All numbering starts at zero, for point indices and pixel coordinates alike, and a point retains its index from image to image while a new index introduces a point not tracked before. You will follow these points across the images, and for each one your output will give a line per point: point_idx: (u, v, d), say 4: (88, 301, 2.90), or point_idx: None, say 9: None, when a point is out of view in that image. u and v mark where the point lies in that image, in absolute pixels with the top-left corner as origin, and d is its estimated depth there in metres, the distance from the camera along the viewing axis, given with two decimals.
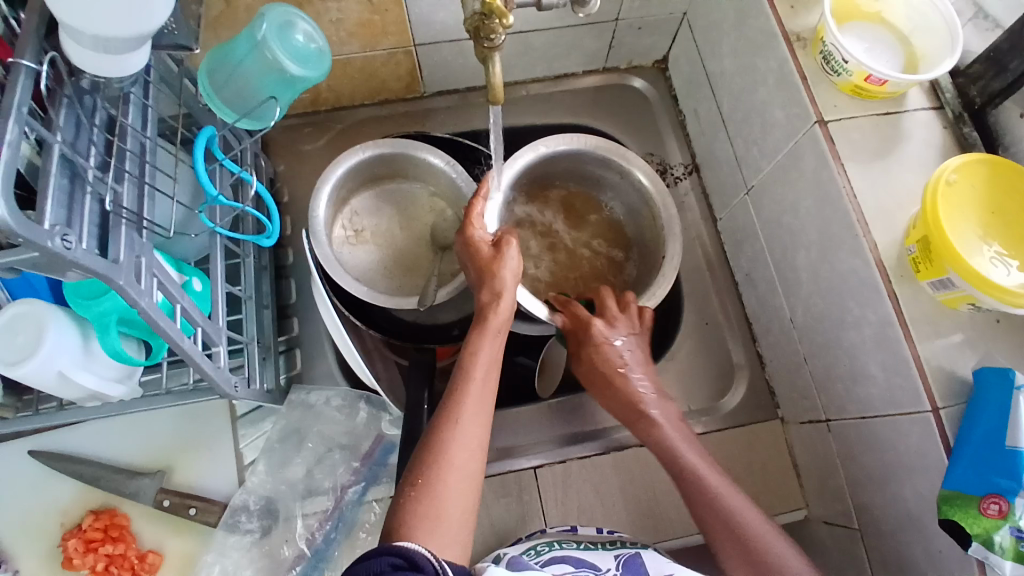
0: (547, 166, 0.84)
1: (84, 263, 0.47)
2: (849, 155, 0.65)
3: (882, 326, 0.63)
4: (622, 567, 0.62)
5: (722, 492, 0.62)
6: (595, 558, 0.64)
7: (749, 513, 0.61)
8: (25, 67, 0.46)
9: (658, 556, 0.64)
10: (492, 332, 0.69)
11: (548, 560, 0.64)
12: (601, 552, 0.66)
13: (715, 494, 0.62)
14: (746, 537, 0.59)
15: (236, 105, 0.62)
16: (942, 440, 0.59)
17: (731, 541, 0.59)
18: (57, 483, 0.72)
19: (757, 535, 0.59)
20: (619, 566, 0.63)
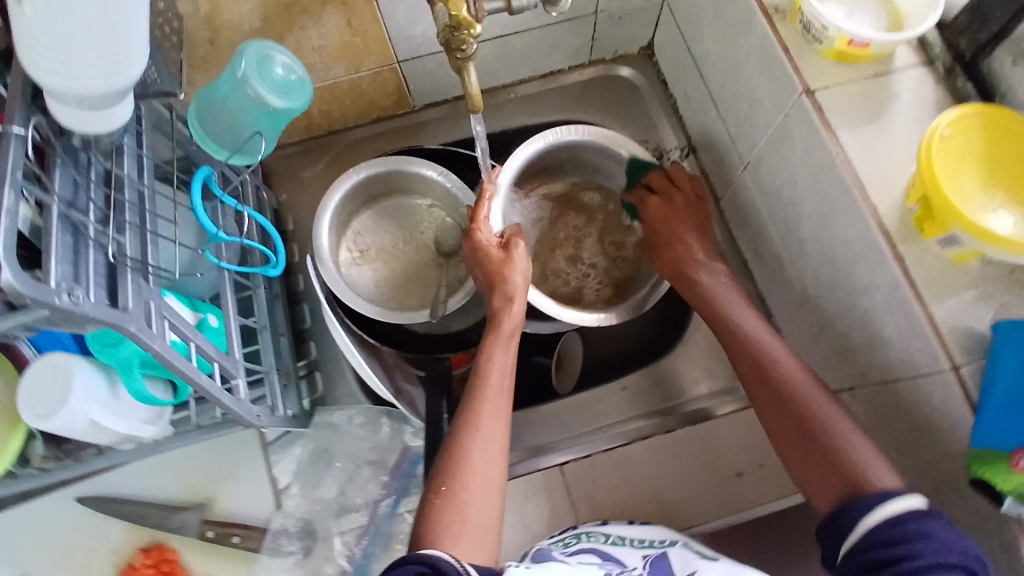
0: (545, 158, 0.83)
1: (95, 315, 0.49)
2: (840, 120, 0.63)
3: (891, 290, 0.62)
4: (649, 566, 0.62)
5: (792, 373, 0.63)
6: (623, 554, 0.65)
7: (812, 390, 0.62)
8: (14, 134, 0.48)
9: (687, 555, 0.63)
10: (505, 338, 0.70)
11: (575, 551, 0.65)
12: (629, 549, 0.66)
13: (786, 378, 0.63)
14: (803, 411, 0.61)
15: (226, 140, 0.64)
16: (966, 397, 0.57)
17: (786, 415, 0.61)
18: (104, 526, 0.75)
19: (814, 411, 0.60)
20: (645, 566, 0.62)
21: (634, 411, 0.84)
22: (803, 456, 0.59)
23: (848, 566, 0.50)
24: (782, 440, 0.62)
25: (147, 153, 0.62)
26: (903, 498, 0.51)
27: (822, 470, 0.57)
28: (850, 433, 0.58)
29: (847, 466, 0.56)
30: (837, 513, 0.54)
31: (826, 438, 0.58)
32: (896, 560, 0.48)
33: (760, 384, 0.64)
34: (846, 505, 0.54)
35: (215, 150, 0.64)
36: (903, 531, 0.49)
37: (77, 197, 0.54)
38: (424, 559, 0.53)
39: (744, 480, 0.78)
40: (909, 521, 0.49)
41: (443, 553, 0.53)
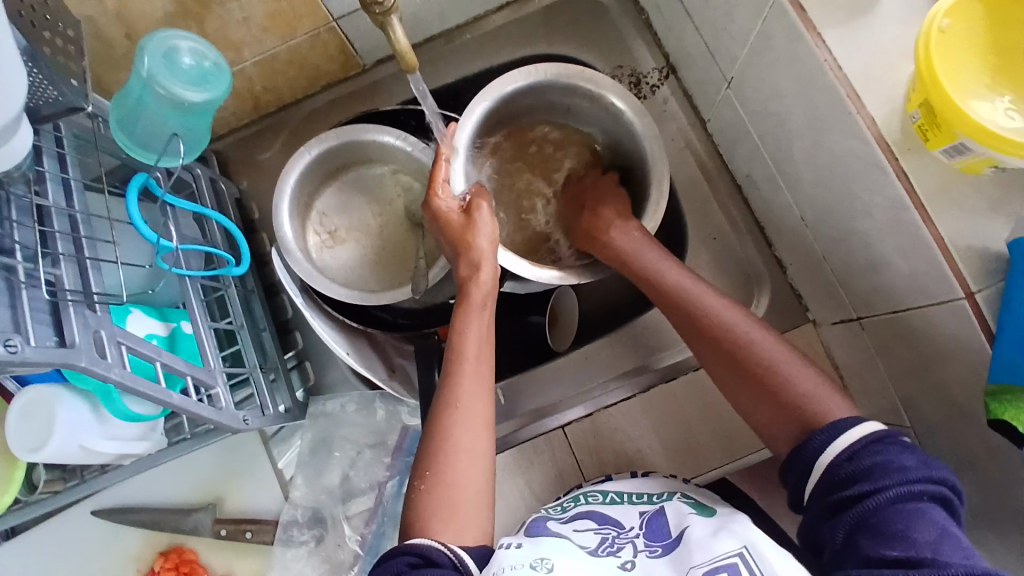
0: (508, 107, 0.76)
1: (37, 361, 0.48)
2: (826, 19, 0.54)
3: (895, 210, 0.55)
4: (646, 525, 0.59)
5: (733, 320, 0.62)
6: (620, 514, 0.62)
7: (754, 333, 0.61)
8: None
9: (683, 507, 0.60)
10: (478, 306, 0.65)
11: (572, 517, 0.63)
12: (627, 506, 0.64)
13: (728, 324, 0.62)
14: (748, 355, 0.60)
15: (153, 143, 0.60)
16: (982, 327, 0.51)
17: (732, 362, 0.60)
18: (123, 535, 0.77)
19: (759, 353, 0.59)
20: (643, 524, 0.60)
21: (635, 361, 0.80)
22: (756, 400, 0.58)
23: (816, 505, 0.50)
24: (728, 387, 0.61)
25: (75, 174, 0.60)
26: (853, 429, 0.51)
27: (773, 412, 0.57)
28: (794, 371, 0.58)
29: (799, 404, 0.56)
30: (793, 450, 0.54)
31: (775, 380, 0.58)
32: (862, 495, 0.48)
33: (702, 336, 0.63)
34: (803, 441, 0.53)
35: (143, 156, 0.60)
36: (862, 466, 0.49)
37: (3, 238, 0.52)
38: (412, 550, 0.51)
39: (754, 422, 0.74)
40: (864, 454, 0.49)
41: (432, 543, 0.51)
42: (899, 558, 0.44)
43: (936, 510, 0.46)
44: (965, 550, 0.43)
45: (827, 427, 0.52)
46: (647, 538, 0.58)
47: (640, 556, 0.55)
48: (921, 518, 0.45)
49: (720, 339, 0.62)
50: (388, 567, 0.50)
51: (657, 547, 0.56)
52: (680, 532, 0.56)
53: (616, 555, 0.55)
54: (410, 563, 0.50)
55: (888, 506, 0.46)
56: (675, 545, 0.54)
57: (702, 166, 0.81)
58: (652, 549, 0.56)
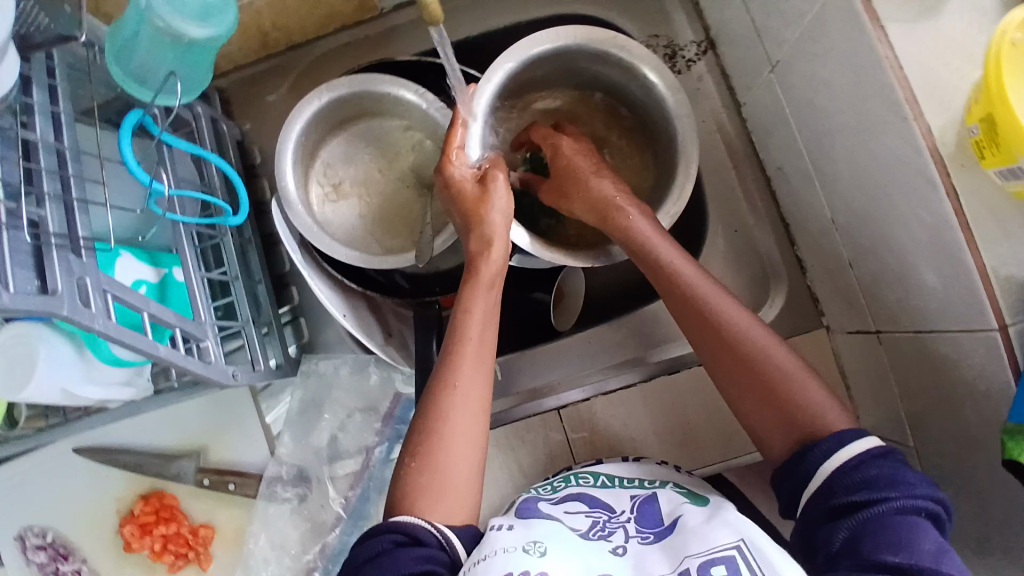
0: (531, 71, 0.71)
1: (15, 308, 0.45)
2: (890, 13, 0.50)
3: (938, 228, 0.51)
4: (637, 509, 0.56)
5: (739, 318, 0.57)
6: (610, 498, 0.59)
7: (760, 332, 0.56)
8: None
9: (676, 496, 0.57)
10: (486, 284, 0.62)
11: (562, 498, 0.60)
12: (618, 490, 0.61)
13: (735, 323, 0.56)
14: (753, 356, 0.55)
15: (148, 79, 0.55)
16: (1010, 362, 0.49)
17: (735, 363, 0.56)
18: (104, 476, 0.76)
19: (764, 355, 0.55)
20: (634, 509, 0.57)
21: (639, 349, 0.78)
22: (756, 403, 0.54)
23: (812, 512, 0.48)
24: (731, 389, 0.56)
25: (66, 108, 0.55)
26: (858, 440, 0.48)
27: (773, 418, 0.53)
28: (799, 375, 0.54)
29: (801, 411, 0.52)
30: (794, 459, 0.50)
31: (779, 384, 0.54)
32: (863, 504, 0.45)
33: (706, 333, 0.57)
34: (806, 449, 0.50)
35: (139, 92, 0.55)
36: (866, 476, 0.46)
37: None
38: (398, 528, 0.50)
39: None
40: (869, 464, 0.47)
41: (419, 521, 0.50)
42: (900, 564, 0.41)
43: (932, 527, 0.44)
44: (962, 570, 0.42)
45: (835, 434, 0.49)
46: (638, 523, 0.54)
47: (631, 541, 0.51)
48: (921, 530, 0.43)
49: (725, 337, 0.56)
50: (373, 544, 0.50)
51: (649, 534, 0.52)
52: (674, 521, 0.53)
53: (607, 540, 0.52)
54: (395, 541, 0.49)
55: (889, 517, 0.44)
56: (669, 532, 0.51)
57: (731, 152, 0.77)
58: (644, 536, 0.52)
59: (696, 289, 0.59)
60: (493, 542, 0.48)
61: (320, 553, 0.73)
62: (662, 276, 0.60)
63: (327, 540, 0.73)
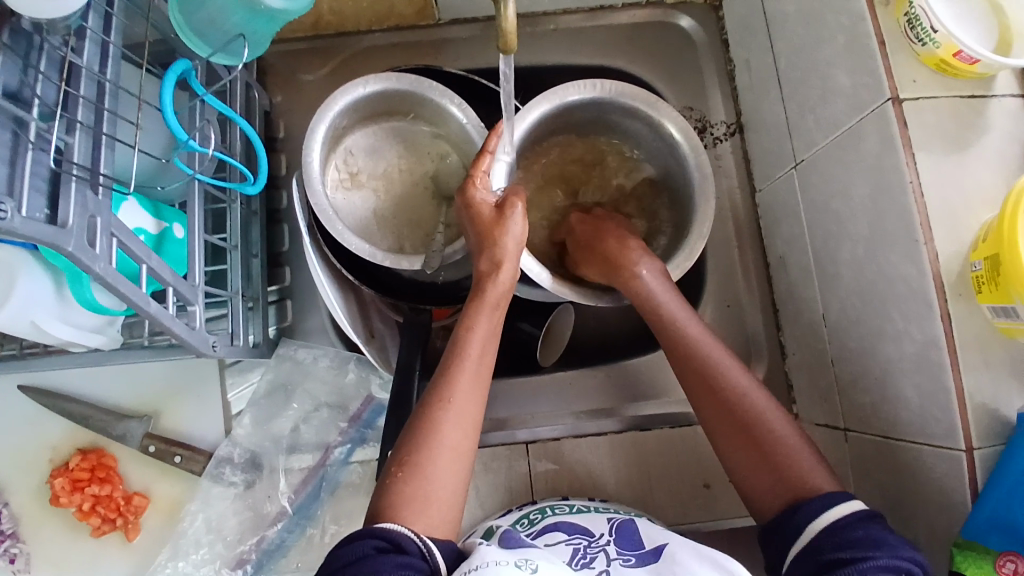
0: (564, 115, 0.73)
1: (23, 235, 0.43)
2: (921, 142, 0.54)
3: (925, 347, 0.54)
4: (615, 533, 0.61)
5: (742, 382, 0.59)
6: (588, 523, 0.63)
7: (750, 386, 0.59)
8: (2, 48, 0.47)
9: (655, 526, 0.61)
10: (491, 305, 0.62)
11: (538, 531, 0.64)
12: (594, 515, 0.65)
13: (737, 387, 0.59)
14: (748, 416, 0.57)
15: (208, 37, 0.55)
16: (969, 485, 0.52)
17: (728, 420, 0.58)
18: (47, 418, 0.73)
19: (761, 418, 0.57)
20: (611, 533, 0.61)
21: (614, 400, 0.79)
22: (744, 456, 0.57)
23: (802, 567, 0.48)
24: (721, 438, 0.59)
25: (117, 41, 0.53)
26: (844, 504, 0.49)
27: (767, 476, 0.55)
28: (794, 442, 0.56)
29: (790, 467, 0.54)
30: (783, 519, 0.52)
31: (772, 444, 0.56)
32: (852, 560, 0.45)
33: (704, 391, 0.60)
34: (793, 509, 0.51)
35: (195, 46, 0.55)
36: (851, 536, 0.47)
37: (23, 89, 0.49)
38: (382, 535, 0.49)
39: (711, 493, 0.75)
40: (855, 526, 0.48)
41: (403, 529, 0.49)
42: None
43: None
44: None
45: (821, 496, 0.51)
46: (618, 547, 0.58)
47: (613, 565, 0.55)
48: None
49: (724, 399, 0.59)
50: (354, 549, 0.49)
51: (630, 557, 0.56)
52: (654, 545, 0.56)
53: (590, 567, 0.56)
54: (377, 547, 0.48)
55: (876, 573, 0.44)
56: (648, 557, 0.54)
57: (738, 232, 0.81)
58: (625, 558, 0.56)
59: (700, 344, 0.62)
60: (482, 555, 0.48)
61: (257, 545, 0.70)
62: (663, 327, 0.64)
63: (265, 533, 0.70)
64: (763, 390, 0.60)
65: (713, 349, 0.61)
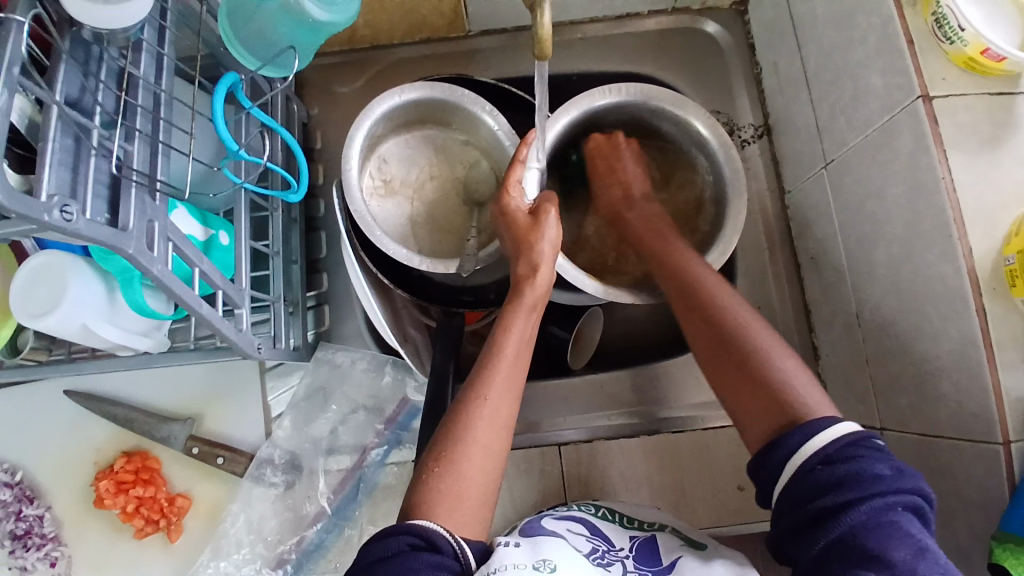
0: (592, 121, 0.75)
1: (86, 236, 0.45)
2: (954, 140, 0.55)
3: (963, 343, 0.55)
4: (636, 548, 0.62)
5: (756, 332, 0.57)
6: (611, 532, 0.64)
7: (752, 322, 0.58)
8: (65, 54, 0.49)
9: (673, 539, 0.63)
10: (527, 308, 0.63)
11: (565, 516, 0.65)
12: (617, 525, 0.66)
13: (750, 338, 0.57)
14: (743, 348, 0.56)
15: (257, 49, 0.57)
16: (1009, 479, 0.53)
17: (721, 352, 0.57)
18: (93, 422, 0.75)
19: (759, 351, 0.56)
20: (632, 547, 0.62)
21: (646, 404, 0.80)
22: (735, 389, 0.55)
23: (792, 507, 0.48)
24: (713, 373, 0.58)
25: (170, 53, 0.56)
26: (824, 434, 0.48)
27: (757, 404, 0.53)
28: (801, 384, 0.53)
29: (779, 396, 0.52)
30: (766, 449, 0.50)
31: (764, 374, 0.54)
32: (846, 503, 0.45)
33: (701, 331, 0.60)
34: (777, 438, 0.50)
35: (245, 58, 0.57)
36: (840, 474, 0.46)
37: (83, 96, 0.51)
38: (416, 531, 0.50)
39: (746, 496, 0.75)
40: (840, 460, 0.47)
41: (438, 528, 0.51)
42: None
43: (909, 523, 0.45)
44: (940, 569, 0.43)
45: (803, 428, 0.49)
46: (637, 561, 0.60)
47: None
48: (897, 534, 0.44)
49: (732, 348, 0.57)
50: (386, 545, 0.50)
51: (646, 571, 0.59)
52: (671, 562, 0.59)
53: (607, 569, 0.58)
54: (410, 543, 0.50)
55: (873, 518, 0.44)
56: (664, 573, 0.58)
57: (768, 235, 0.82)
58: (643, 573, 0.59)
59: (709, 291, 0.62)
60: (502, 557, 0.50)
61: (296, 546, 0.71)
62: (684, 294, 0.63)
63: (305, 534, 0.72)
64: (774, 333, 0.58)
65: (725, 300, 0.60)
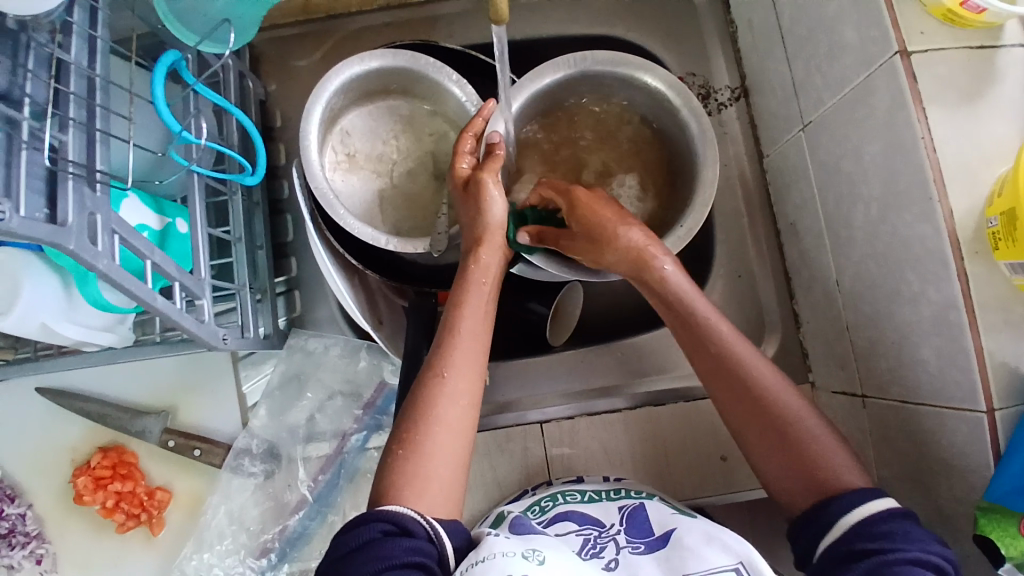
0: (565, 91, 0.72)
1: (21, 235, 0.43)
2: (934, 96, 0.52)
3: (943, 308, 0.53)
4: (626, 520, 0.62)
5: (775, 388, 0.55)
6: (598, 512, 0.64)
7: (768, 375, 0.56)
8: None
9: (664, 509, 0.62)
10: (478, 281, 0.62)
11: (550, 520, 0.64)
12: (604, 503, 0.66)
13: (772, 397, 0.55)
14: (772, 407, 0.54)
15: (193, 23, 0.54)
16: (991, 446, 0.51)
17: (750, 416, 0.55)
18: (67, 420, 0.74)
19: (789, 414, 0.54)
20: (622, 521, 0.62)
21: (628, 376, 0.79)
22: (772, 457, 0.54)
23: (832, 555, 0.47)
24: (745, 435, 0.56)
25: (105, 36, 0.53)
26: (866, 504, 0.48)
27: (794, 473, 0.53)
28: (829, 446, 0.53)
29: (815, 464, 0.52)
30: (810, 514, 0.50)
31: (794, 437, 0.53)
32: (879, 552, 0.45)
33: (724, 388, 0.57)
34: (822, 503, 0.50)
35: (183, 34, 0.54)
36: (887, 528, 0.46)
37: (12, 88, 0.48)
38: (388, 518, 0.50)
39: (728, 465, 0.74)
40: (883, 519, 0.47)
41: (409, 512, 0.50)
42: None
43: None
44: None
45: (849, 492, 0.49)
46: (629, 535, 0.59)
47: (622, 552, 0.57)
48: None
49: (756, 412, 0.55)
50: (357, 534, 0.49)
51: (639, 544, 0.58)
52: (665, 532, 0.58)
53: (600, 557, 0.57)
54: (382, 530, 0.49)
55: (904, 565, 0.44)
56: (662, 544, 0.56)
57: (747, 201, 0.80)
58: (635, 546, 0.58)
59: (720, 341, 0.57)
60: (491, 546, 0.50)
61: (279, 534, 0.71)
62: (688, 340, 0.59)
63: (288, 522, 0.71)
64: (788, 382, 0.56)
65: (747, 354, 0.57)
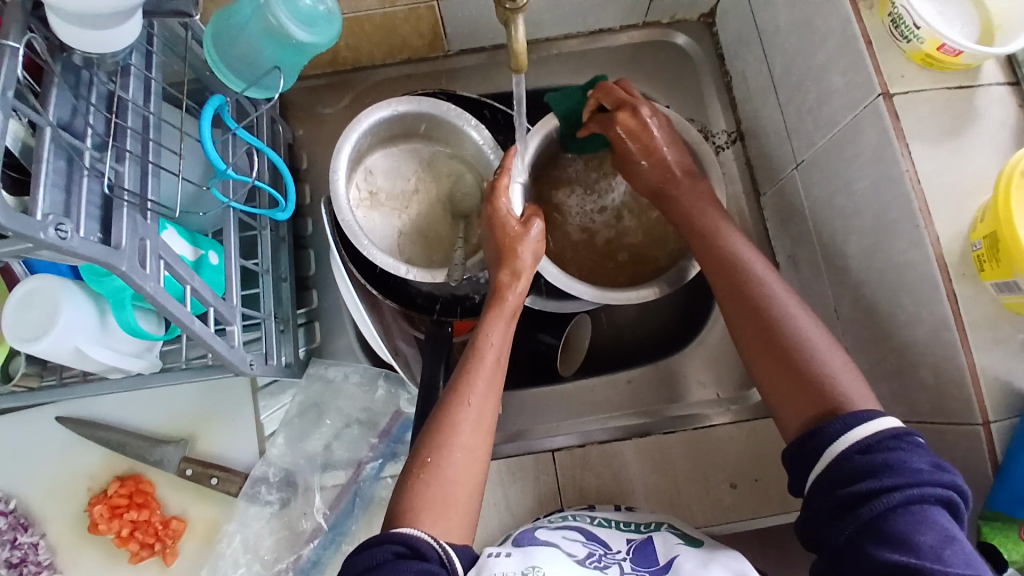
0: (570, 134, 0.78)
1: (81, 255, 0.46)
2: (915, 133, 0.58)
3: (937, 327, 0.57)
4: (634, 551, 0.63)
5: (796, 317, 0.58)
6: (608, 536, 0.65)
7: (791, 307, 0.59)
8: (56, 79, 0.50)
9: (672, 539, 0.63)
10: (507, 315, 0.65)
11: (561, 527, 0.66)
12: (614, 531, 0.67)
13: (791, 323, 0.58)
14: (785, 333, 0.57)
15: (241, 71, 0.60)
16: (990, 457, 0.54)
17: (762, 345, 0.58)
18: (85, 448, 0.75)
19: (801, 340, 0.57)
20: (630, 550, 0.63)
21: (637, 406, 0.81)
22: (777, 377, 0.56)
23: (826, 494, 0.49)
24: (757, 363, 0.59)
25: (158, 77, 0.58)
26: (858, 433, 0.49)
27: (797, 394, 0.55)
28: (840, 372, 0.54)
29: (821, 386, 0.54)
30: (804, 439, 0.52)
31: (804, 362, 0.55)
32: (875, 493, 0.46)
33: (742, 318, 0.60)
34: (816, 427, 0.52)
35: (229, 79, 0.60)
36: (879, 462, 0.47)
37: (75, 120, 0.52)
38: (400, 540, 0.51)
39: (737, 493, 0.75)
40: (878, 450, 0.48)
41: (422, 535, 0.51)
42: (900, 561, 0.44)
43: (938, 515, 0.45)
44: (966, 557, 0.44)
45: (844, 417, 0.51)
46: (633, 563, 0.61)
47: None
48: (925, 522, 0.45)
49: (770, 336, 0.58)
50: (371, 556, 0.50)
51: (643, 572, 0.60)
52: (670, 560, 0.60)
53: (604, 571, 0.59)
54: (395, 552, 0.50)
55: (901, 507, 0.45)
56: (662, 573, 0.58)
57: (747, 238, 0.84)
58: (639, 574, 0.59)
59: (746, 273, 0.62)
60: (491, 566, 0.52)
61: (293, 563, 0.71)
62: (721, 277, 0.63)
63: (302, 551, 0.71)
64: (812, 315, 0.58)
65: (771, 285, 0.60)
